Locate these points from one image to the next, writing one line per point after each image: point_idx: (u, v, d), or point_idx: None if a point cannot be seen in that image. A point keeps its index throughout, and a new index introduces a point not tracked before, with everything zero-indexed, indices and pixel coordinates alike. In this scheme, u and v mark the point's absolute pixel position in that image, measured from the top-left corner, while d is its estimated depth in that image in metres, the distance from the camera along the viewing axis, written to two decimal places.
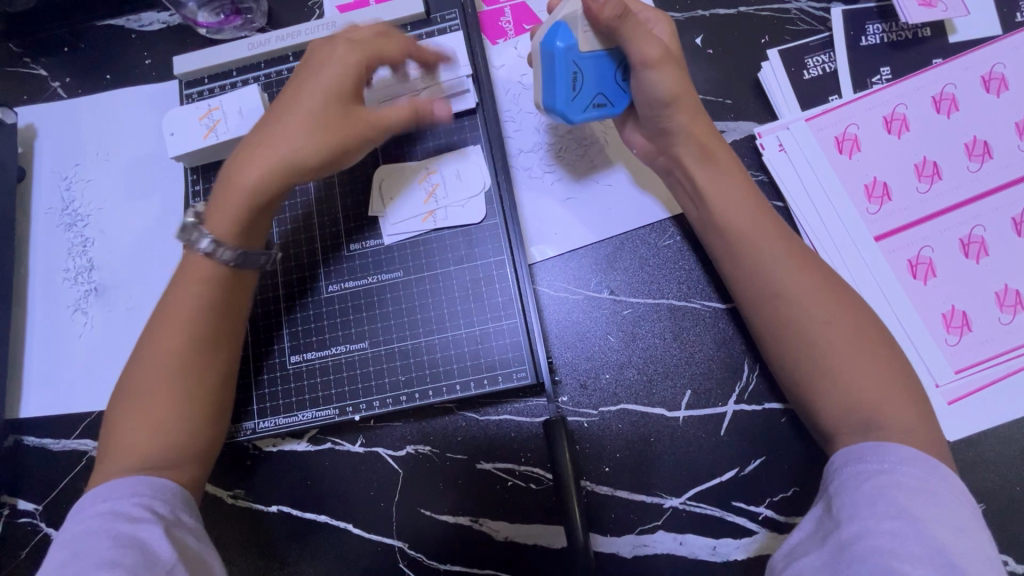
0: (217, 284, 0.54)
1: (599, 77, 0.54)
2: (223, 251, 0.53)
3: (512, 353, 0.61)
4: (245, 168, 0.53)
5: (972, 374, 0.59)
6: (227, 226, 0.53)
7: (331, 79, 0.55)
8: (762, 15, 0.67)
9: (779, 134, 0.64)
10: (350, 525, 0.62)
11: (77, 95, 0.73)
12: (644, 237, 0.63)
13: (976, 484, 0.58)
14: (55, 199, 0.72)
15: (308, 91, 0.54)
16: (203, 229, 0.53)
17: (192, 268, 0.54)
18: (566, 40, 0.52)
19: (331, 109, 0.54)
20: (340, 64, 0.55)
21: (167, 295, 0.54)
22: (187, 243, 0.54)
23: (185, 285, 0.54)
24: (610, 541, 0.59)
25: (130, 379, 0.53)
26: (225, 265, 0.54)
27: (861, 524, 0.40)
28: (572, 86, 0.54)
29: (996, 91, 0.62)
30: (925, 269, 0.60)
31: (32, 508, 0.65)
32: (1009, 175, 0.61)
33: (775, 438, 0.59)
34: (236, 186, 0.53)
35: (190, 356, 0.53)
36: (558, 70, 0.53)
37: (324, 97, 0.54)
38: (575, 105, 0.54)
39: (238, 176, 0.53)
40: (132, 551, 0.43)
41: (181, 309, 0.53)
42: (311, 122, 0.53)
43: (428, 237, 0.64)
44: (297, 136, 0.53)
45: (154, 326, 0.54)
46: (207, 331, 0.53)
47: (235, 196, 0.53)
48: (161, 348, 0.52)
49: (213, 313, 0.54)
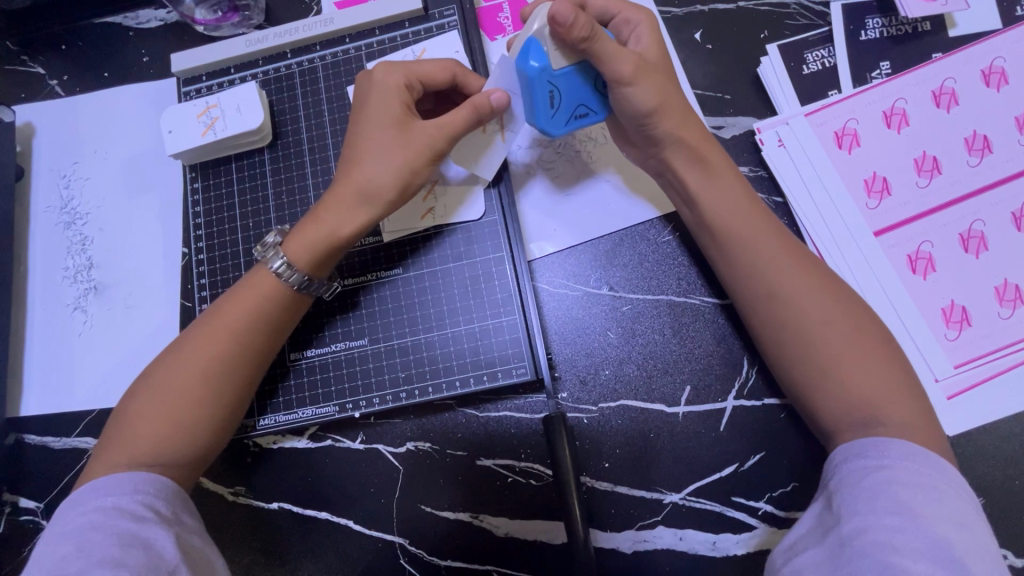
0: (272, 303, 0.55)
1: (576, 91, 0.53)
2: (292, 275, 0.54)
3: (512, 350, 0.61)
4: (331, 207, 0.54)
5: (971, 369, 0.59)
6: (307, 261, 0.54)
7: (390, 107, 0.54)
8: (761, 9, 0.66)
9: (779, 130, 0.63)
10: (351, 521, 0.62)
11: (75, 93, 0.73)
12: (643, 232, 0.63)
13: (974, 478, 0.58)
14: (54, 198, 0.72)
15: (368, 122, 0.55)
16: (279, 250, 0.55)
17: (252, 283, 0.55)
18: (539, 59, 0.50)
19: (398, 134, 0.53)
20: (390, 90, 0.55)
21: (219, 304, 0.55)
22: (261, 259, 0.55)
23: (241, 296, 0.55)
24: (610, 536, 0.60)
25: (155, 372, 0.53)
26: (289, 287, 0.55)
27: (860, 520, 0.40)
28: (550, 104, 0.53)
29: (996, 86, 0.62)
30: (924, 264, 0.60)
31: (33, 506, 0.65)
32: (1009, 169, 0.61)
33: (775, 433, 0.59)
34: (320, 225, 0.54)
35: (228, 370, 0.53)
36: (535, 89, 0.52)
37: (390, 129, 0.54)
38: (555, 121, 0.53)
39: (322, 215, 0.54)
40: (135, 549, 0.44)
41: (228, 320, 0.53)
42: (383, 149, 0.53)
43: (427, 234, 0.64)
44: (374, 167, 0.53)
45: (197, 328, 0.54)
46: (254, 347, 0.54)
47: (321, 235, 0.54)
48: (200, 352, 0.52)
49: (264, 331, 0.54)
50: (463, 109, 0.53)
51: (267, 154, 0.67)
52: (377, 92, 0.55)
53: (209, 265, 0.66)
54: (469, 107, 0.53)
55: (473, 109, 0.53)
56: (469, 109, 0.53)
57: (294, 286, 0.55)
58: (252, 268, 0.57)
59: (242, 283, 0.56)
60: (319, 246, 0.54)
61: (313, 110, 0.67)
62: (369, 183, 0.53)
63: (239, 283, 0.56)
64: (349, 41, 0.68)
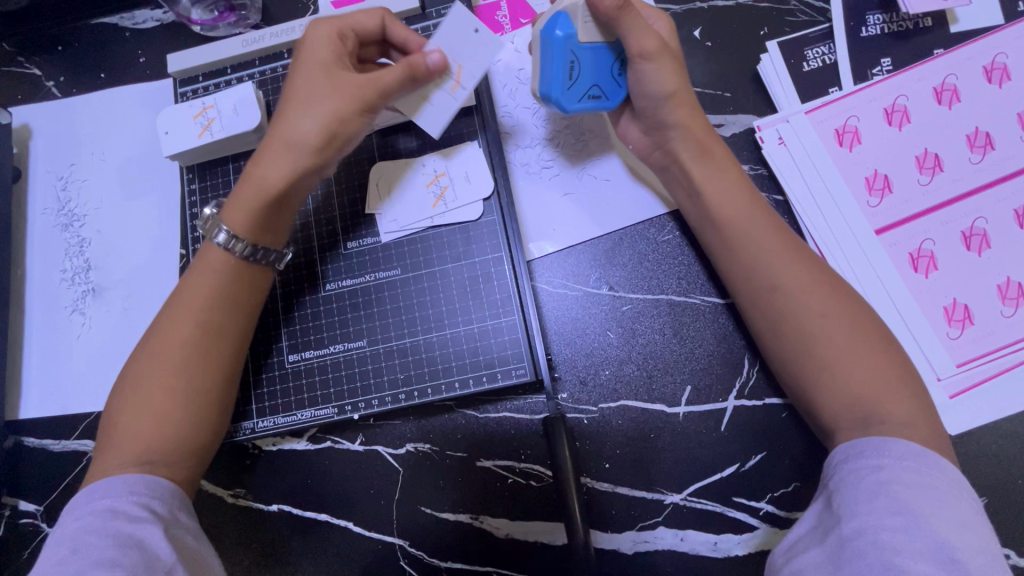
0: (230, 278, 0.55)
1: (594, 69, 0.54)
2: (237, 245, 0.55)
3: (511, 350, 0.60)
4: (259, 162, 0.55)
5: (975, 368, 0.58)
6: (239, 219, 0.54)
7: (320, 56, 0.55)
8: (761, 5, 0.66)
9: (779, 127, 0.63)
10: (350, 524, 0.62)
11: (71, 95, 0.73)
12: (643, 231, 0.63)
13: (976, 477, 0.57)
14: (51, 200, 0.72)
15: (299, 73, 0.55)
16: (220, 222, 0.55)
17: (205, 262, 0.55)
18: (566, 29, 0.51)
19: (326, 86, 0.54)
20: (321, 41, 0.55)
21: (178, 289, 0.55)
22: (206, 234, 0.56)
23: (199, 276, 0.55)
24: (610, 537, 0.59)
25: (129, 373, 0.53)
26: (237, 258, 0.55)
27: (860, 519, 0.40)
28: (568, 75, 0.53)
29: (998, 82, 0.62)
30: (926, 262, 0.60)
31: (33, 509, 0.65)
32: (1012, 166, 0.61)
33: (776, 433, 0.59)
34: (254, 182, 0.55)
35: (193, 350, 0.52)
36: (556, 56, 0.52)
37: (318, 78, 0.54)
38: (571, 94, 0.53)
39: (254, 171, 0.55)
40: (131, 550, 0.43)
41: (191, 301, 0.54)
42: (306, 98, 0.54)
43: (425, 234, 0.63)
44: (299, 119, 0.54)
45: (162, 319, 0.54)
46: (217, 324, 0.54)
47: (251, 190, 0.55)
48: (168, 341, 0.53)
49: (226, 309, 0.54)
50: (396, 68, 0.53)
51: None
52: (310, 43, 0.56)
53: None
54: (402, 65, 0.53)
55: (407, 69, 0.53)
56: (401, 67, 0.53)
57: (242, 257, 0.55)
58: (202, 249, 0.57)
59: (195, 266, 0.56)
60: (251, 203, 0.54)
61: None
62: (295, 134, 0.54)
63: (193, 265, 0.56)
64: None
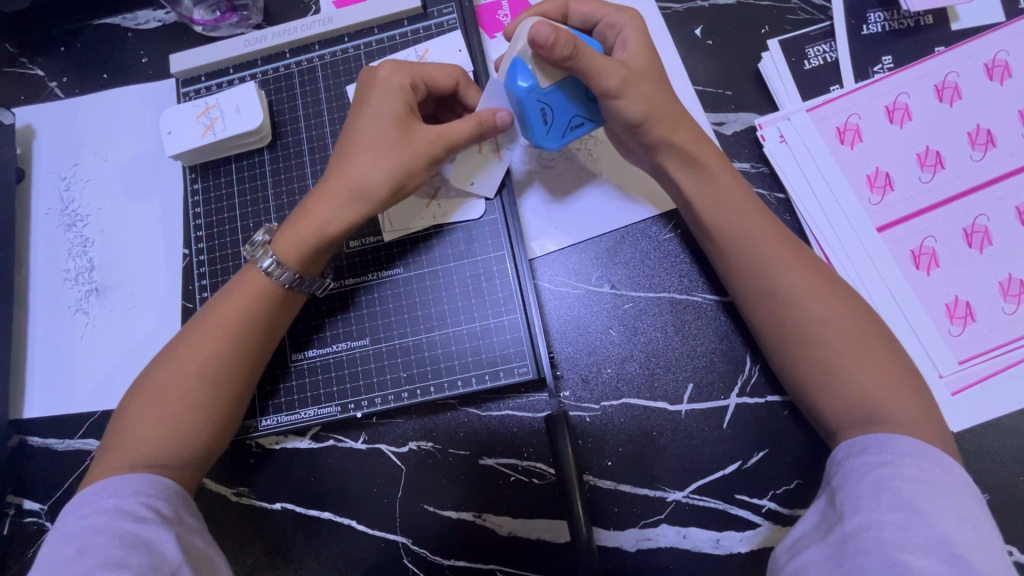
0: (266, 300, 0.55)
1: (568, 105, 0.53)
2: (283, 273, 0.54)
3: (513, 349, 0.61)
4: (317, 203, 0.54)
5: (976, 365, 0.58)
6: (294, 252, 0.54)
7: (388, 102, 0.54)
8: (761, 4, 0.66)
9: (780, 126, 0.63)
10: (354, 522, 0.62)
11: (74, 95, 0.73)
12: (644, 230, 0.63)
13: (979, 474, 0.57)
14: (54, 200, 0.72)
15: (365, 118, 0.55)
16: (269, 249, 0.54)
17: (244, 282, 0.55)
18: (526, 80, 0.51)
19: (393, 133, 0.53)
20: (392, 87, 0.55)
21: (214, 303, 0.55)
22: (250, 258, 0.55)
23: (237, 294, 0.54)
24: (613, 535, 0.59)
25: (150, 375, 0.53)
26: (280, 286, 0.55)
27: (863, 516, 0.40)
28: (542, 120, 0.53)
29: (999, 79, 0.62)
30: (928, 259, 0.60)
31: (38, 508, 0.65)
32: (1013, 164, 0.61)
33: (779, 430, 0.59)
34: (310, 220, 0.54)
35: (220, 366, 0.52)
36: (526, 109, 0.53)
37: (385, 124, 0.54)
38: (552, 136, 0.54)
39: (312, 210, 0.54)
40: (138, 550, 0.44)
41: (224, 318, 0.53)
42: (374, 146, 0.53)
43: (428, 233, 0.64)
44: (364, 164, 0.53)
45: (191, 330, 0.54)
46: (247, 343, 0.54)
47: (309, 228, 0.54)
48: (195, 352, 0.52)
49: (257, 329, 0.54)
50: (468, 122, 0.54)
51: (267, 154, 0.67)
52: (380, 90, 0.55)
53: (210, 267, 0.66)
54: (473, 119, 0.54)
55: (477, 124, 0.54)
56: (473, 122, 0.54)
57: (286, 285, 0.55)
58: (241, 269, 0.57)
59: (236, 283, 0.55)
60: (307, 240, 0.54)
61: (313, 111, 0.67)
62: (361, 181, 0.53)
63: (231, 283, 0.56)
64: (346, 41, 0.68)
